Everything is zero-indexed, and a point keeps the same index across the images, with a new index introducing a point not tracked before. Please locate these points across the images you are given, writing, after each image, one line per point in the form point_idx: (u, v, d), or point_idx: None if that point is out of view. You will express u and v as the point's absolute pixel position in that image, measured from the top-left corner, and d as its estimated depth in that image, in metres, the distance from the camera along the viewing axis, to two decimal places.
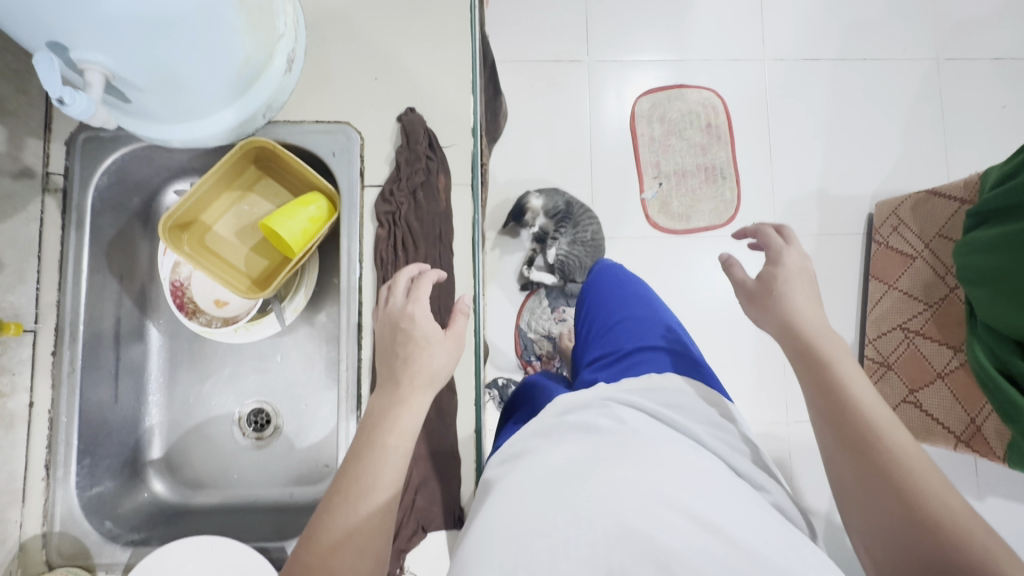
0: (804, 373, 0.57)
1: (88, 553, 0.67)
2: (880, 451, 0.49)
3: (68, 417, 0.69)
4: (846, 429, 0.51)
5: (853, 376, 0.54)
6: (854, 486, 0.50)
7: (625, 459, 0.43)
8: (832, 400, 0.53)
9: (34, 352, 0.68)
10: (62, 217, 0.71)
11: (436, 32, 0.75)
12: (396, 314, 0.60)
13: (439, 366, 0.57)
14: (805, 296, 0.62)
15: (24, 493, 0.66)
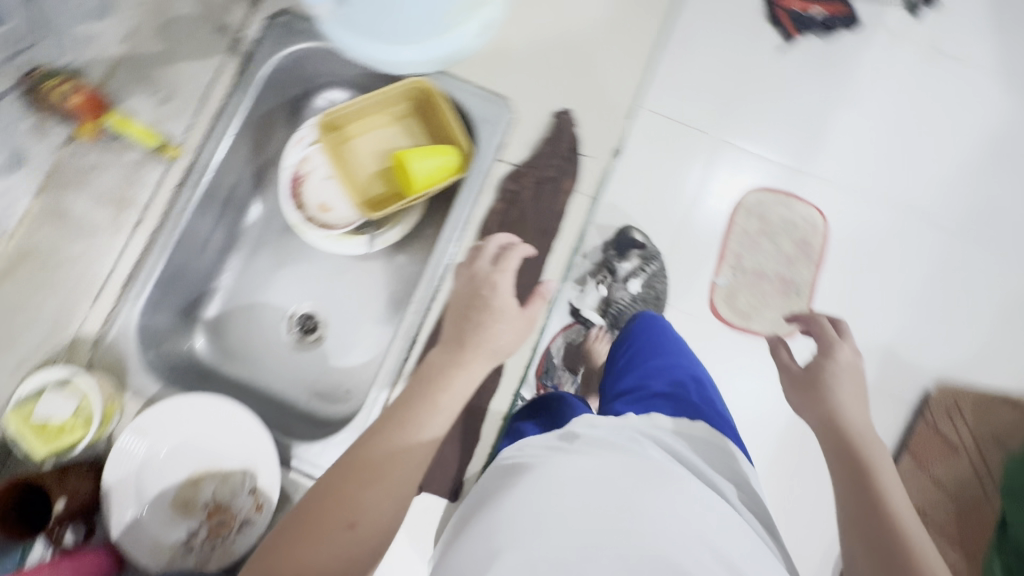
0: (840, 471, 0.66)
1: (124, 372, 0.70)
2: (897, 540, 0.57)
3: (162, 246, 0.73)
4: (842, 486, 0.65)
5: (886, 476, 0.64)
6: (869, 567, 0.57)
7: (631, 495, 0.49)
8: (876, 516, 0.60)
9: (162, 180, 0.74)
10: (236, 78, 0.77)
11: (614, 59, 0.81)
12: (477, 283, 0.64)
13: (505, 338, 0.61)
14: (850, 393, 0.73)
15: (98, 295, 0.71)
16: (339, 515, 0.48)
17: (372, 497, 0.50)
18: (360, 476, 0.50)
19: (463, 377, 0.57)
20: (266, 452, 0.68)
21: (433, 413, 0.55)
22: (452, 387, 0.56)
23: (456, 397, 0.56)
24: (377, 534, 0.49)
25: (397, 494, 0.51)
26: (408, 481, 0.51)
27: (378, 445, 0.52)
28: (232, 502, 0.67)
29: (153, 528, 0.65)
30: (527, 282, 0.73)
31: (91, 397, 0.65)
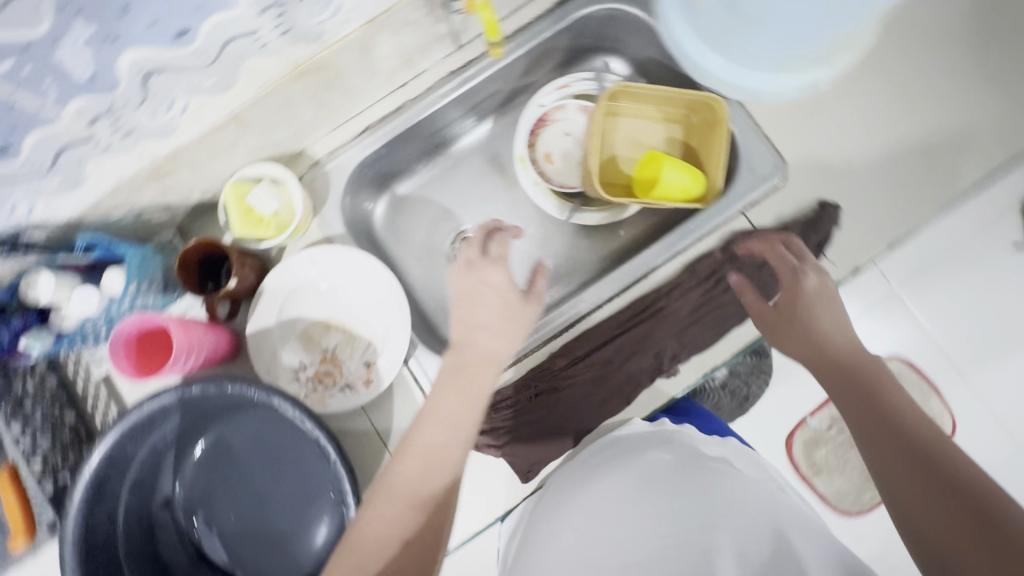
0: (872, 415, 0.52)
1: (322, 200, 0.74)
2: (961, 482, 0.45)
3: (409, 115, 0.75)
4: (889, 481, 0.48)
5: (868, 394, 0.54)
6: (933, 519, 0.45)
7: (636, 505, 0.54)
8: (904, 461, 0.48)
9: (440, 60, 0.74)
10: (552, 5, 0.76)
11: (923, 179, 0.71)
12: (473, 287, 0.63)
13: (497, 328, 0.61)
14: (789, 257, 0.67)
15: (339, 126, 0.74)
16: (393, 535, 0.49)
17: (422, 520, 0.50)
18: (400, 502, 0.50)
19: (466, 380, 0.57)
20: (395, 340, 0.70)
21: (453, 427, 0.54)
22: (481, 379, 0.57)
23: (465, 409, 0.55)
24: (431, 549, 0.50)
25: (443, 512, 0.52)
26: (447, 498, 0.52)
27: (415, 471, 0.52)
28: (345, 361, 0.70)
29: (278, 342, 0.70)
30: (703, 339, 0.69)
31: (296, 202, 0.70)
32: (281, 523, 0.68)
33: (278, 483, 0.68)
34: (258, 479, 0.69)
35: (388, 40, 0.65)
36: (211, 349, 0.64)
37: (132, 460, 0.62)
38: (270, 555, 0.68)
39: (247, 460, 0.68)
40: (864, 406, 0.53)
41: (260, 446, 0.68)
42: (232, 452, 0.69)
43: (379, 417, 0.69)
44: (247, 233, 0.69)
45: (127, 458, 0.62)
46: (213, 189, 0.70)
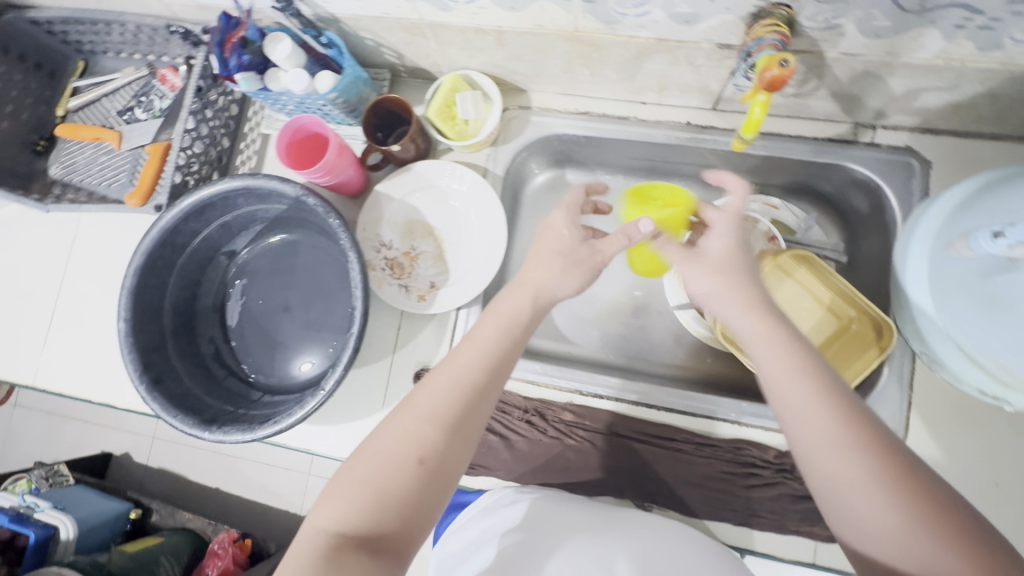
0: (832, 435, 0.44)
1: (505, 139, 0.78)
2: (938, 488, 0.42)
3: (626, 128, 0.75)
4: (867, 529, 0.42)
5: (809, 394, 0.45)
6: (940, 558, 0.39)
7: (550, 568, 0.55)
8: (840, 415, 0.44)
9: (689, 109, 0.74)
10: (822, 136, 0.71)
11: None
12: (550, 240, 0.59)
13: (555, 264, 0.57)
14: (729, 235, 0.57)
15: (567, 96, 0.77)
16: (406, 458, 0.45)
17: (438, 442, 0.46)
18: (422, 424, 0.46)
19: (499, 314, 0.53)
20: (465, 286, 0.73)
21: (472, 368, 0.49)
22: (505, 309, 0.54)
23: (495, 344, 0.51)
24: (445, 476, 0.46)
25: (467, 441, 0.47)
26: (462, 436, 0.47)
27: (445, 401, 0.47)
28: (419, 268, 0.75)
29: (388, 213, 0.76)
30: (688, 504, 0.66)
31: (489, 124, 0.74)
32: (286, 335, 0.78)
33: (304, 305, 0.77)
34: (297, 294, 0.78)
35: (662, 62, 0.65)
36: (346, 180, 0.71)
37: (234, 209, 0.73)
38: (259, 351, 0.78)
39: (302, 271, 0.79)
40: (808, 419, 0.45)
41: (317, 270, 0.78)
42: (294, 258, 0.79)
43: (405, 327, 0.75)
44: (434, 121, 0.73)
45: (232, 205, 0.72)
46: (440, 67, 0.76)
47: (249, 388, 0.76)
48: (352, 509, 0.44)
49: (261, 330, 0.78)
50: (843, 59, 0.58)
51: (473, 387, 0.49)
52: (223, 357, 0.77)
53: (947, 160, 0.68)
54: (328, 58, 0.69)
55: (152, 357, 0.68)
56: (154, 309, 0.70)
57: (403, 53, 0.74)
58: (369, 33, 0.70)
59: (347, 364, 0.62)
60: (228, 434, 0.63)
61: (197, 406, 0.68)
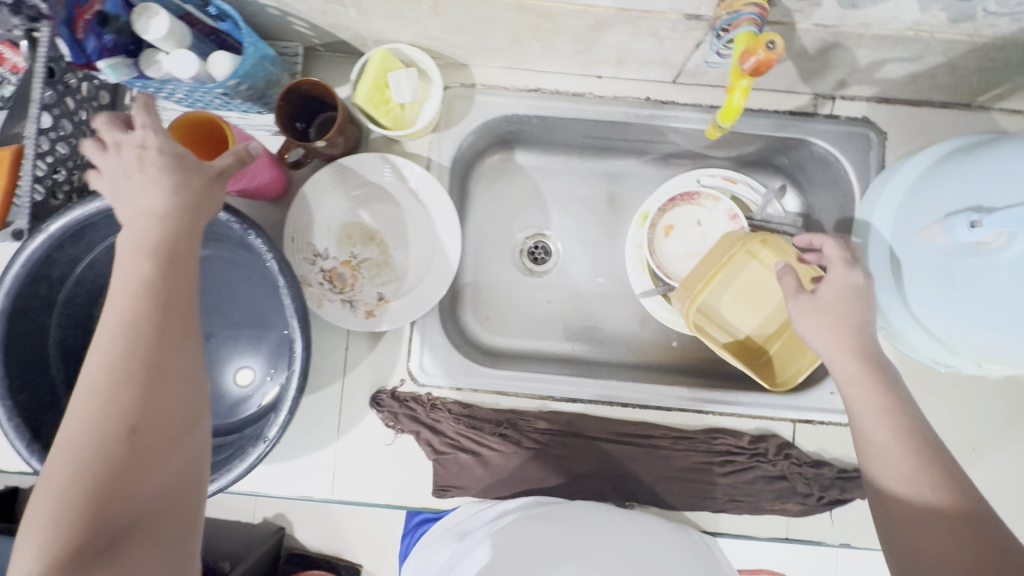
0: (888, 456, 0.45)
1: (448, 124, 0.68)
2: (984, 513, 0.42)
3: (582, 106, 0.68)
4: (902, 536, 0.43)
5: (861, 390, 0.48)
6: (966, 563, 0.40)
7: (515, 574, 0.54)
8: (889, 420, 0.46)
9: (649, 82, 0.68)
10: (782, 108, 0.68)
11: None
12: (118, 166, 0.43)
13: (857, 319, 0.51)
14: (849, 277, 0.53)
15: (516, 72, 0.68)
16: (105, 433, 0.37)
17: (135, 397, 0.38)
18: (96, 395, 0.37)
19: (138, 231, 0.41)
20: (419, 296, 0.65)
21: (136, 290, 0.40)
22: (150, 205, 0.42)
23: (151, 283, 0.40)
24: (176, 437, 0.39)
25: (169, 403, 0.39)
26: (165, 373, 0.39)
27: (117, 351, 0.38)
28: (363, 279, 0.66)
29: (319, 218, 0.66)
30: (669, 498, 0.66)
31: (430, 107, 0.64)
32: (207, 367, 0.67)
33: (226, 329, 0.67)
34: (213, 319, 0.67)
35: (621, 34, 0.57)
36: (260, 182, 0.60)
37: (125, 227, 0.60)
38: None
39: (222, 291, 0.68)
40: (874, 441, 0.46)
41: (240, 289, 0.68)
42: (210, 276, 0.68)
43: (355, 346, 0.67)
44: (363, 108, 0.62)
45: (121, 222, 0.59)
46: (365, 40, 0.64)
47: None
48: (54, 523, 0.34)
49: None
50: (814, 29, 0.54)
51: (148, 328, 0.39)
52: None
53: (900, 130, 0.68)
54: (221, 32, 0.56)
55: (44, 418, 0.56)
56: (35, 359, 0.57)
57: (317, 24, 0.62)
58: (273, 1, 0.57)
59: (292, 408, 0.55)
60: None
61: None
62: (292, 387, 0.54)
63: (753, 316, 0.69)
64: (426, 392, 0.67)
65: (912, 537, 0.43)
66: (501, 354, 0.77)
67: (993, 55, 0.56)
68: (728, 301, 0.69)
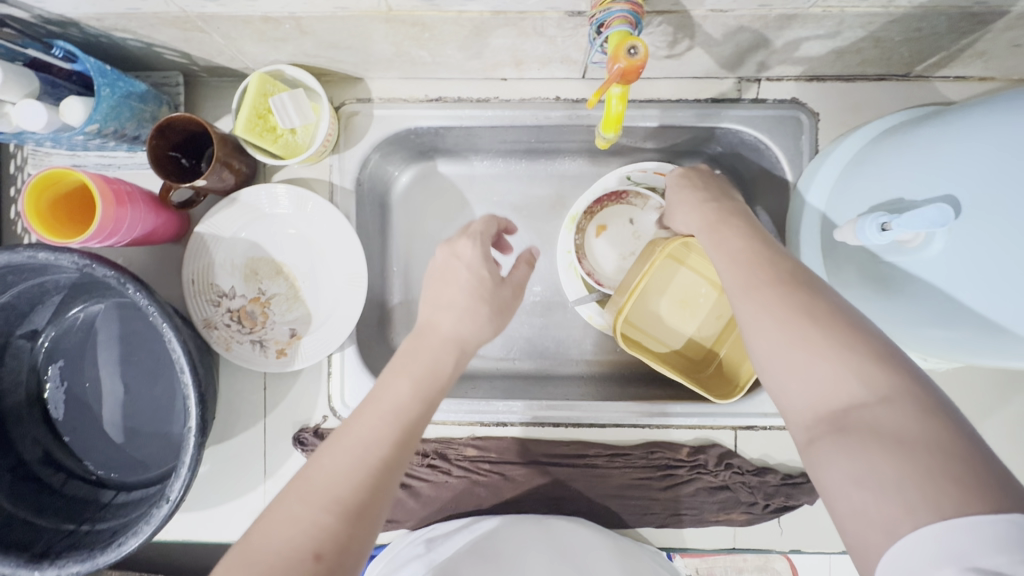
0: (758, 304, 0.37)
1: (348, 143, 0.64)
2: (880, 343, 0.33)
3: (489, 111, 0.64)
4: (830, 428, 0.32)
5: (740, 299, 0.39)
6: (847, 378, 0.32)
7: None
8: (774, 302, 0.37)
9: (558, 80, 0.63)
10: (703, 96, 0.63)
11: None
12: (440, 266, 0.52)
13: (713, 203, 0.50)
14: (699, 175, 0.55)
15: (414, 81, 0.63)
16: (299, 549, 0.33)
17: (330, 521, 0.34)
18: (317, 502, 0.35)
19: (412, 358, 0.45)
20: (331, 331, 0.62)
21: (390, 414, 0.40)
22: (437, 322, 0.48)
23: (408, 404, 0.41)
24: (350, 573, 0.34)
25: (376, 524, 0.36)
26: (379, 494, 0.37)
27: (351, 464, 0.37)
28: (273, 317, 0.63)
29: (220, 256, 0.63)
30: (610, 516, 0.64)
31: (321, 129, 0.60)
32: (133, 419, 0.67)
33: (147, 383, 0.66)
34: (133, 372, 0.67)
35: (507, 36, 0.53)
36: (147, 229, 0.57)
37: (9, 288, 0.57)
38: (100, 440, 0.66)
39: (136, 339, 0.67)
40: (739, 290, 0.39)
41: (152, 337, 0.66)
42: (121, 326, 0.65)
43: (273, 386, 0.64)
44: (247, 138, 0.58)
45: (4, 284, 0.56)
46: (245, 64, 0.60)
47: (97, 490, 0.64)
48: None
49: (100, 418, 0.66)
50: (712, 15, 0.48)
51: (381, 452, 0.38)
52: (56, 458, 0.65)
53: (832, 110, 0.63)
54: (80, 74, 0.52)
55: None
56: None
57: (188, 52, 0.57)
58: (127, 35, 0.53)
59: (194, 463, 0.52)
60: (65, 568, 0.52)
61: (21, 537, 0.55)
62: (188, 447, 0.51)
63: (688, 324, 0.66)
64: None
65: (788, 373, 0.35)
66: None
67: (917, 25, 0.50)
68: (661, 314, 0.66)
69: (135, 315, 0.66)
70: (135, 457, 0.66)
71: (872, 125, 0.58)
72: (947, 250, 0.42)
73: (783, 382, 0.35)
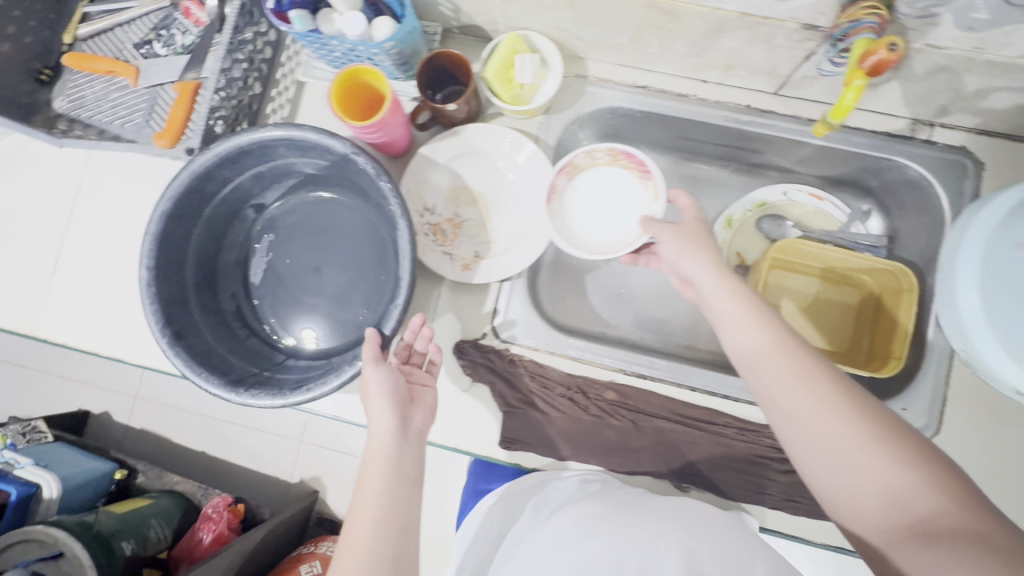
0: (814, 439, 0.47)
1: (558, 108, 0.75)
2: (909, 436, 0.45)
3: (683, 106, 0.74)
4: (906, 528, 0.42)
5: (804, 417, 0.47)
6: (919, 491, 0.42)
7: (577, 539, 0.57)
8: (833, 423, 0.46)
9: (750, 92, 0.73)
10: (877, 129, 0.71)
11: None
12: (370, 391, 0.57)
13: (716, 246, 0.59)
14: (690, 209, 0.63)
15: (625, 69, 0.74)
16: None
17: None
18: None
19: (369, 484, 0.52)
20: (512, 259, 0.71)
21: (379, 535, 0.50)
22: (376, 444, 0.55)
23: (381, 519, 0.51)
24: None
25: None
26: None
27: None
28: (463, 236, 0.72)
29: (432, 177, 0.73)
30: (726, 487, 0.67)
31: (547, 89, 0.71)
32: (313, 297, 0.75)
33: (337, 269, 0.75)
34: (326, 258, 0.75)
35: (737, 39, 0.63)
36: (392, 138, 0.66)
37: (273, 159, 0.68)
38: (282, 310, 0.75)
39: (337, 233, 0.75)
40: (790, 415, 0.48)
41: (350, 230, 0.75)
42: (328, 217, 0.75)
43: (444, 297, 0.72)
44: (490, 82, 0.69)
45: (271, 154, 0.67)
46: (498, 26, 0.72)
47: (273, 350, 0.73)
48: None
49: (287, 290, 0.75)
50: (926, 51, 0.57)
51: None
52: (245, 315, 0.74)
53: (998, 162, 0.69)
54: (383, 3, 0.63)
55: (176, 310, 0.63)
56: (177, 260, 0.65)
57: (460, 7, 0.70)
58: None
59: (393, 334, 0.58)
60: (255, 395, 0.60)
61: (220, 365, 0.64)
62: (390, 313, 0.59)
63: (819, 324, 0.74)
64: (504, 348, 0.71)
65: (862, 488, 0.44)
66: (572, 330, 0.80)
67: None
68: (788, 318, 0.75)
69: (344, 211, 0.75)
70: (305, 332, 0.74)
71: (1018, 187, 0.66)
72: None
73: (854, 495, 0.45)
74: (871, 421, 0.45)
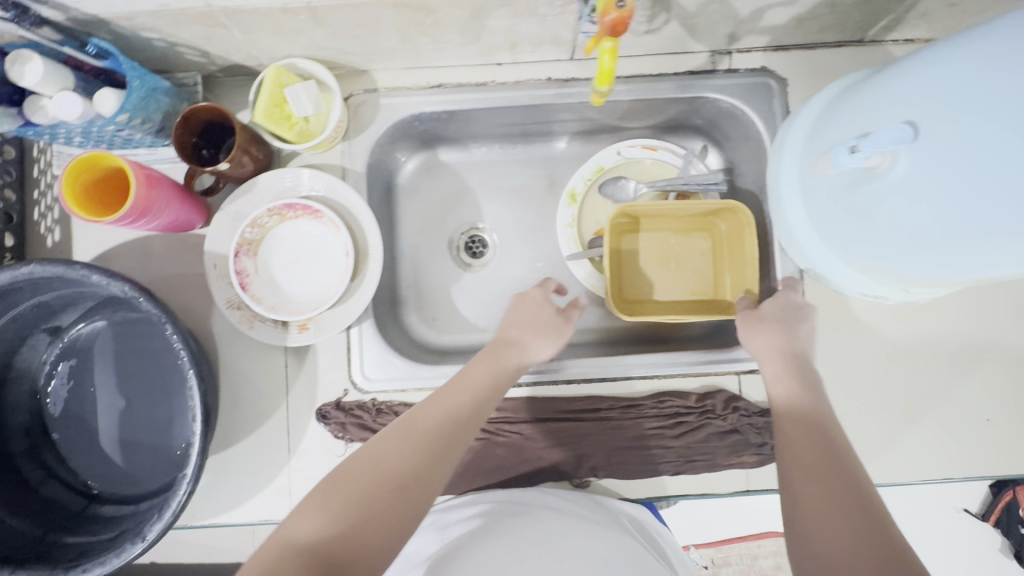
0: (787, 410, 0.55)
1: (357, 130, 0.69)
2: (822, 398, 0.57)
3: (486, 95, 0.69)
4: (819, 460, 0.49)
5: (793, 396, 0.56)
6: (825, 427, 0.52)
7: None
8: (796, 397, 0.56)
9: (548, 63, 0.69)
10: (682, 69, 0.70)
11: (923, 440, 0.66)
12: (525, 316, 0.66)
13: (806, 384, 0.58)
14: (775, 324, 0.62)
15: (415, 71, 0.69)
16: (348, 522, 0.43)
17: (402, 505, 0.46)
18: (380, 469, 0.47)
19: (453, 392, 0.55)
20: (349, 304, 0.65)
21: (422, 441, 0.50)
22: (474, 366, 0.58)
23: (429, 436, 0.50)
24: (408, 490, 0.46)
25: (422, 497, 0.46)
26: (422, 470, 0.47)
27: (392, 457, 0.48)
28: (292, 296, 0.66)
29: None
30: (627, 468, 0.66)
31: (332, 115, 0.64)
32: (129, 432, 0.67)
33: (147, 402, 0.68)
34: (137, 388, 0.68)
35: (504, 17, 0.58)
36: (172, 217, 0.60)
37: (51, 290, 0.59)
38: (93, 446, 0.67)
39: (152, 359, 0.68)
40: (798, 393, 0.56)
41: (164, 358, 0.68)
42: (139, 340, 0.68)
43: (293, 363, 0.67)
44: (264, 125, 0.62)
45: (49, 287, 0.59)
46: (260, 60, 0.64)
47: (75, 495, 0.65)
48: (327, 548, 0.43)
49: (93, 425, 0.67)
50: None
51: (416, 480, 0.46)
52: (42, 452, 0.66)
53: (799, 75, 0.69)
54: (108, 70, 0.56)
55: None
56: None
57: (207, 50, 0.62)
58: (153, 32, 0.57)
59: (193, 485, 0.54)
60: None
61: None
62: (189, 466, 0.53)
63: (680, 277, 0.74)
64: (371, 399, 0.67)
65: (806, 437, 0.52)
66: (448, 351, 0.77)
67: None
68: (648, 279, 0.74)
69: (152, 332, 0.68)
70: (122, 470, 0.67)
71: (824, 90, 0.63)
72: (913, 167, 0.46)
73: (812, 445, 0.51)
74: (801, 382, 0.57)
